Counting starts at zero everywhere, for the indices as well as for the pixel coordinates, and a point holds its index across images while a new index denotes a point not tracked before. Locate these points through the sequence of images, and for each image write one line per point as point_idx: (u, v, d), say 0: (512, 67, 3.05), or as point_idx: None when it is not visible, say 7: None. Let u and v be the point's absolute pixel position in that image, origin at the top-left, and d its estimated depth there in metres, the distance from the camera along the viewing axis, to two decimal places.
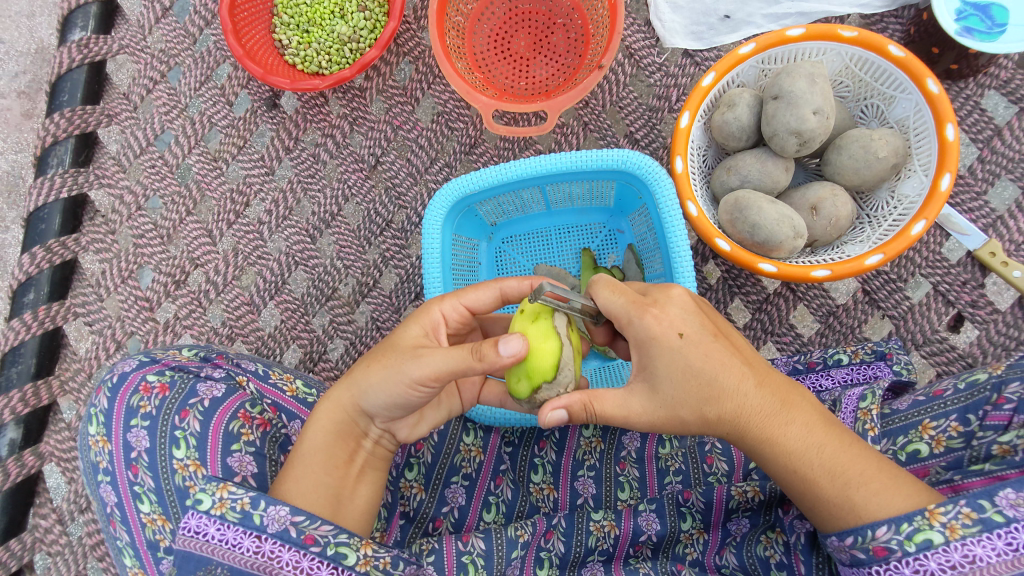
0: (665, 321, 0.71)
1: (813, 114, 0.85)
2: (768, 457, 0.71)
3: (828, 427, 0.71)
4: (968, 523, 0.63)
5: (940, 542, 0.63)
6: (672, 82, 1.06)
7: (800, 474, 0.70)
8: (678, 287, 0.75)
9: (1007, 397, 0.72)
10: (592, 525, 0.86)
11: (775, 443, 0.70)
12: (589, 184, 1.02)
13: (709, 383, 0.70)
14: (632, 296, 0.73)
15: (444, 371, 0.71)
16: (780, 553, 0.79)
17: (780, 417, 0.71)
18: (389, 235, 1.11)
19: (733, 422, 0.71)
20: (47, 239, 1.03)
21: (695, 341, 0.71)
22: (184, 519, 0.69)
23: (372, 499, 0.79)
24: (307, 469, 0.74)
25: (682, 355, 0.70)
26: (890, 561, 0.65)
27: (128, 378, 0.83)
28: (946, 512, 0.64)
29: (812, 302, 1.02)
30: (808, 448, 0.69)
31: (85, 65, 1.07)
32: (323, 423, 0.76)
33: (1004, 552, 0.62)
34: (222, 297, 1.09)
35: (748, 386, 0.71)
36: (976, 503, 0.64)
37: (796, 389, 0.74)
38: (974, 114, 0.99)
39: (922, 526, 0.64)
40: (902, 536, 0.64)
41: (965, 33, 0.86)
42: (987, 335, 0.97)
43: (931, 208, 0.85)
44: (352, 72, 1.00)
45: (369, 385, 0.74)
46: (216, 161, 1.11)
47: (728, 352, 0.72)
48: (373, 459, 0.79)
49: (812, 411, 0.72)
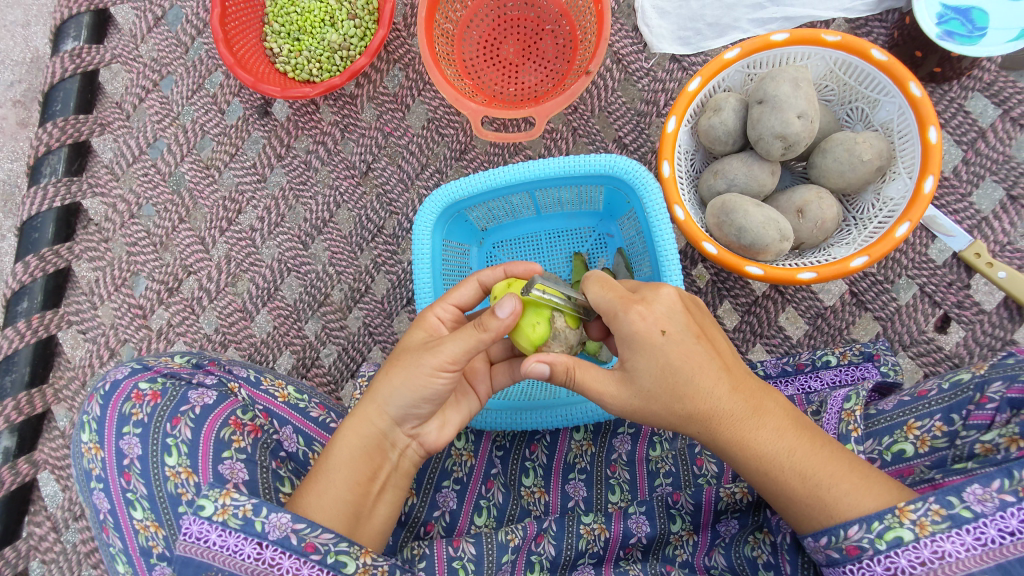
0: (649, 318, 0.71)
1: (797, 119, 0.86)
2: (737, 456, 0.72)
3: (798, 430, 0.71)
4: (937, 519, 0.64)
5: (910, 539, 0.64)
6: (659, 87, 1.07)
7: (771, 475, 0.70)
8: (668, 286, 0.74)
9: (990, 396, 0.73)
10: (582, 528, 0.87)
11: (748, 446, 0.71)
12: (578, 189, 1.03)
13: (686, 382, 0.70)
14: (622, 291, 0.73)
15: (461, 354, 0.73)
16: (767, 553, 0.80)
17: (751, 421, 0.71)
18: (381, 241, 1.12)
19: (704, 419, 0.72)
20: (40, 248, 1.04)
21: (678, 340, 0.71)
22: (186, 524, 0.69)
23: (392, 512, 0.78)
24: (330, 484, 0.75)
25: (663, 352, 0.70)
26: (862, 559, 0.66)
27: (121, 386, 0.84)
28: (916, 509, 0.65)
29: (801, 304, 1.03)
30: (779, 452, 0.70)
31: (78, 75, 1.08)
32: (349, 437, 0.76)
33: (973, 547, 0.63)
34: (215, 304, 1.10)
35: (721, 390, 0.71)
36: (944, 500, 0.65)
37: (769, 393, 0.74)
38: (958, 116, 0.99)
39: (892, 524, 0.65)
40: (872, 534, 0.66)
41: (946, 37, 0.87)
42: (973, 336, 0.98)
43: (915, 211, 0.85)
44: (342, 80, 1.01)
45: (391, 389, 0.75)
46: (209, 169, 1.12)
47: (708, 356, 0.72)
48: (395, 477, 0.78)
49: (782, 414, 0.72)
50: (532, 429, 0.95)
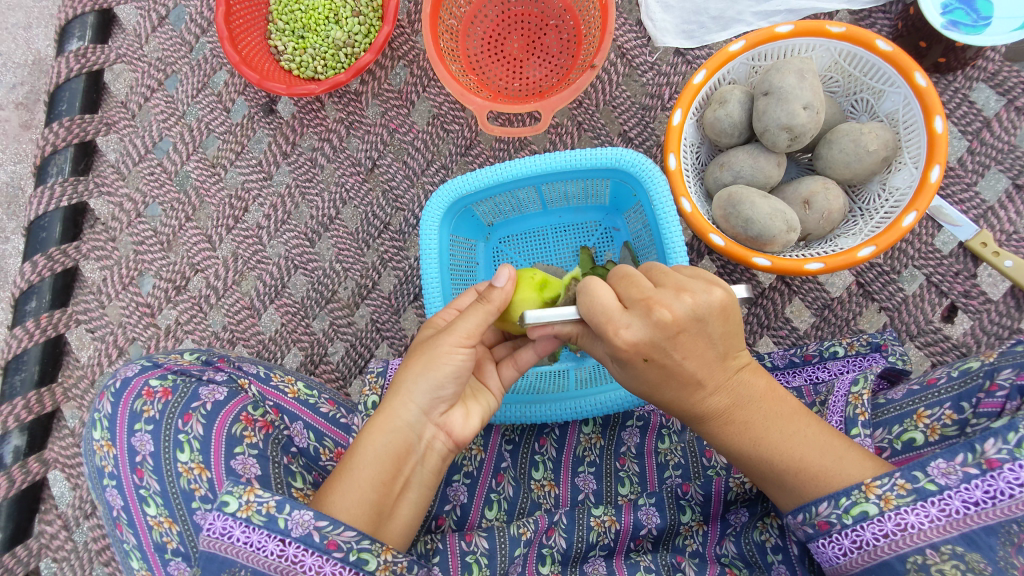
0: (633, 347, 0.68)
1: (803, 110, 0.86)
2: (715, 442, 0.75)
3: (772, 424, 0.72)
4: (902, 493, 0.66)
5: (875, 513, 0.66)
6: (664, 81, 1.08)
7: (743, 461, 0.74)
8: (663, 306, 0.67)
9: (1000, 383, 0.73)
10: (592, 521, 0.87)
11: (721, 436, 0.74)
12: (584, 183, 1.03)
13: (662, 386, 0.72)
14: (604, 314, 0.67)
15: (477, 327, 0.76)
16: (775, 538, 0.81)
17: (724, 417, 0.73)
18: (387, 237, 1.12)
19: (683, 412, 0.75)
20: (48, 247, 1.05)
21: (659, 363, 0.69)
22: (210, 521, 0.70)
23: (415, 511, 0.78)
24: (354, 484, 0.74)
25: (639, 369, 0.70)
26: (832, 534, 0.68)
27: (131, 383, 0.84)
28: (881, 484, 0.66)
29: (807, 296, 1.03)
30: (750, 446, 0.72)
31: (83, 75, 1.08)
32: (375, 436, 0.75)
33: (937, 518, 0.64)
34: (222, 302, 1.10)
35: (699, 394, 0.72)
36: (909, 474, 0.66)
37: (750, 384, 0.74)
38: (963, 107, 1.00)
39: (858, 499, 0.67)
40: (840, 510, 0.67)
41: (951, 27, 0.88)
42: (980, 325, 0.98)
43: (922, 200, 0.86)
44: (348, 76, 1.01)
45: (410, 373, 0.76)
46: (215, 167, 1.12)
47: (693, 366, 0.70)
48: (420, 472, 0.78)
49: (758, 409, 0.73)
50: (544, 421, 0.95)
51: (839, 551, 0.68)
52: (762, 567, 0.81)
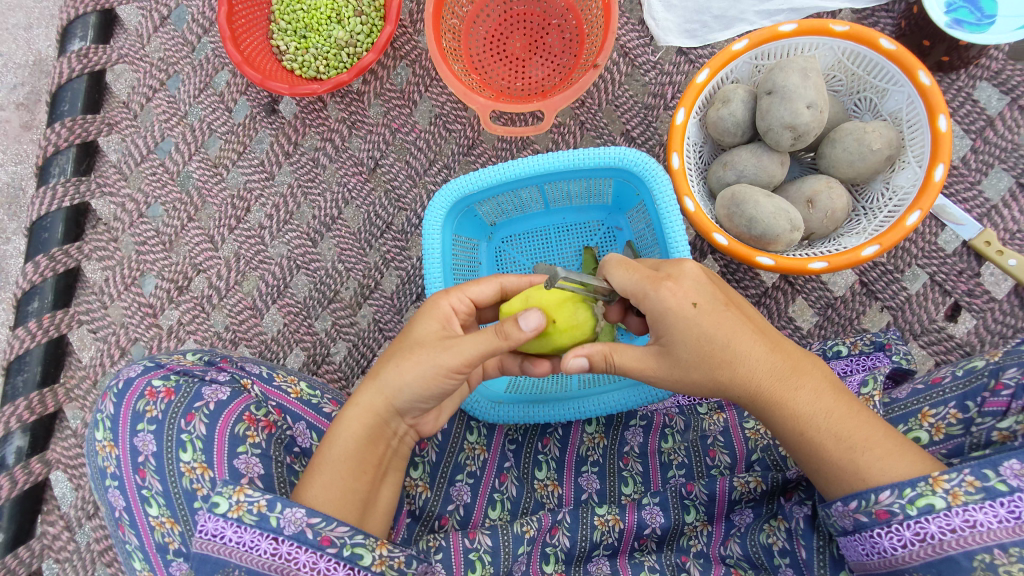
0: (679, 293, 0.72)
1: (807, 109, 0.86)
2: (775, 419, 0.73)
3: (836, 393, 0.72)
4: (971, 490, 0.65)
5: (942, 507, 0.65)
6: (666, 81, 1.08)
7: (808, 435, 0.71)
8: (690, 261, 0.76)
9: (1005, 382, 0.73)
10: (596, 520, 0.87)
11: (781, 410, 0.72)
12: (586, 182, 1.03)
13: (723, 349, 0.72)
14: (648, 271, 0.73)
15: (477, 355, 0.73)
16: (783, 540, 0.81)
17: (790, 382, 0.72)
18: (390, 237, 1.12)
19: (742, 385, 0.73)
20: (50, 248, 1.04)
21: (709, 310, 0.72)
22: (201, 522, 0.69)
23: (392, 499, 0.79)
24: (336, 476, 0.73)
25: (697, 324, 0.71)
26: (892, 523, 0.67)
27: (134, 384, 0.84)
28: (950, 479, 0.65)
29: (811, 295, 1.03)
30: (817, 413, 0.71)
31: (85, 75, 1.08)
32: (353, 426, 0.75)
33: (1005, 519, 0.63)
34: (225, 302, 1.10)
35: (760, 353, 0.72)
36: (979, 472, 0.65)
37: (809, 357, 0.75)
38: (966, 105, 0.99)
39: (924, 492, 0.65)
40: (904, 500, 0.66)
41: (955, 25, 0.87)
42: (984, 324, 0.98)
43: (926, 199, 0.86)
44: (350, 76, 1.01)
45: (401, 380, 0.75)
46: (217, 168, 1.12)
47: (740, 321, 0.73)
48: (395, 462, 0.80)
49: (822, 378, 0.73)
50: (546, 421, 0.95)
51: (897, 541, 0.67)
52: (768, 568, 0.81)
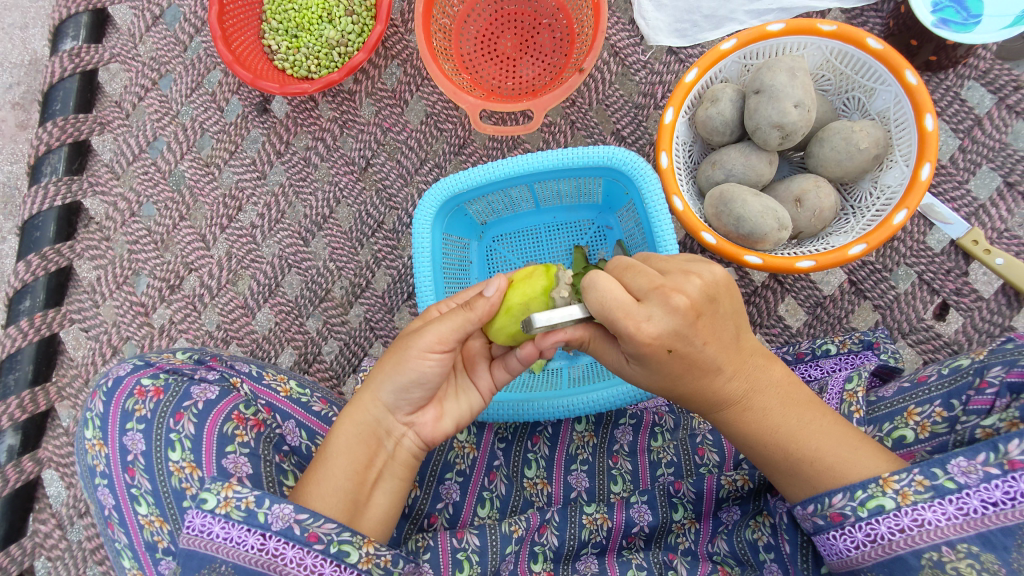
0: (658, 339, 0.65)
1: (794, 108, 0.86)
2: (729, 429, 0.75)
3: (787, 409, 0.73)
4: (920, 489, 0.65)
5: (891, 507, 0.65)
6: (656, 80, 1.08)
7: (757, 448, 0.73)
8: (681, 293, 0.66)
9: (989, 380, 0.73)
10: (584, 518, 0.88)
11: (736, 422, 0.74)
12: (575, 181, 1.03)
13: (686, 380, 0.71)
14: (625, 305, 0.64)
15: (450, 333, 0.73)
16: (767, 536, 0.81)
17: (741, 402, 0.73)
18: (381, 236, 1.12)
19: (703, 401, 0.73)
20: (42, 246, 1.04)
21: (683, 354, 0.67)
22: (189, 518, 0.70)
23: (389, 504, 0.78)
24: (330, 472, 0.75)
25: (667, 366, 0.68)
26: (844, 526, 0.68)
27: (124, 382, 0.84)
28: (899, 479, 0.66)
29: (800, 293, 1.03)
30: (765, 430, 0.72)
31: (77, 74, 1.08)
32: (345, 426, 0.77)
33: (954, 516, 0.63)
34: (216, 301, 1.11)
35: (719, 380, 0.72)
36: (928, 471, 0.65)
37: (764, 369, 0.74)
38: (954, 105, 1.00)
39: (875, 493, 0.66)
40: (855, 502, 0.67)
41: (941, 25, 0.88)
42: (971, 322, 0.98)
43: (912, 198, 0.86)
44: (340, 76, 1.01)
45: (382, 376, 0.77)
46: (209, 167, 1.12)
47: (711, 356, 0.69)
48: (391, 466, 0.79)
49: (773, 394, 0.73)
50: (536, 419, 0.94)
51: (850, 543, 0.68)
52: (754, 564, 0.81)
